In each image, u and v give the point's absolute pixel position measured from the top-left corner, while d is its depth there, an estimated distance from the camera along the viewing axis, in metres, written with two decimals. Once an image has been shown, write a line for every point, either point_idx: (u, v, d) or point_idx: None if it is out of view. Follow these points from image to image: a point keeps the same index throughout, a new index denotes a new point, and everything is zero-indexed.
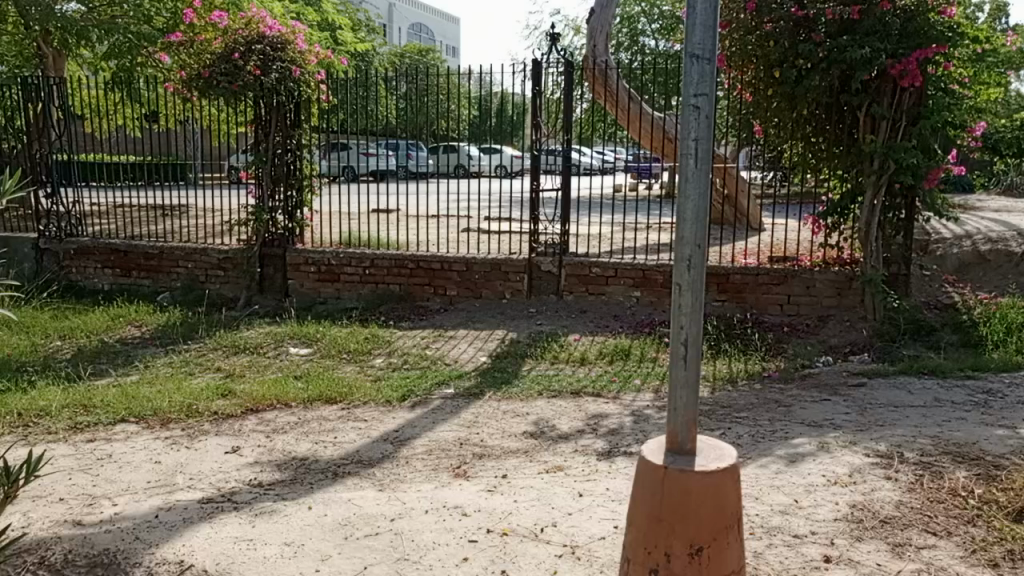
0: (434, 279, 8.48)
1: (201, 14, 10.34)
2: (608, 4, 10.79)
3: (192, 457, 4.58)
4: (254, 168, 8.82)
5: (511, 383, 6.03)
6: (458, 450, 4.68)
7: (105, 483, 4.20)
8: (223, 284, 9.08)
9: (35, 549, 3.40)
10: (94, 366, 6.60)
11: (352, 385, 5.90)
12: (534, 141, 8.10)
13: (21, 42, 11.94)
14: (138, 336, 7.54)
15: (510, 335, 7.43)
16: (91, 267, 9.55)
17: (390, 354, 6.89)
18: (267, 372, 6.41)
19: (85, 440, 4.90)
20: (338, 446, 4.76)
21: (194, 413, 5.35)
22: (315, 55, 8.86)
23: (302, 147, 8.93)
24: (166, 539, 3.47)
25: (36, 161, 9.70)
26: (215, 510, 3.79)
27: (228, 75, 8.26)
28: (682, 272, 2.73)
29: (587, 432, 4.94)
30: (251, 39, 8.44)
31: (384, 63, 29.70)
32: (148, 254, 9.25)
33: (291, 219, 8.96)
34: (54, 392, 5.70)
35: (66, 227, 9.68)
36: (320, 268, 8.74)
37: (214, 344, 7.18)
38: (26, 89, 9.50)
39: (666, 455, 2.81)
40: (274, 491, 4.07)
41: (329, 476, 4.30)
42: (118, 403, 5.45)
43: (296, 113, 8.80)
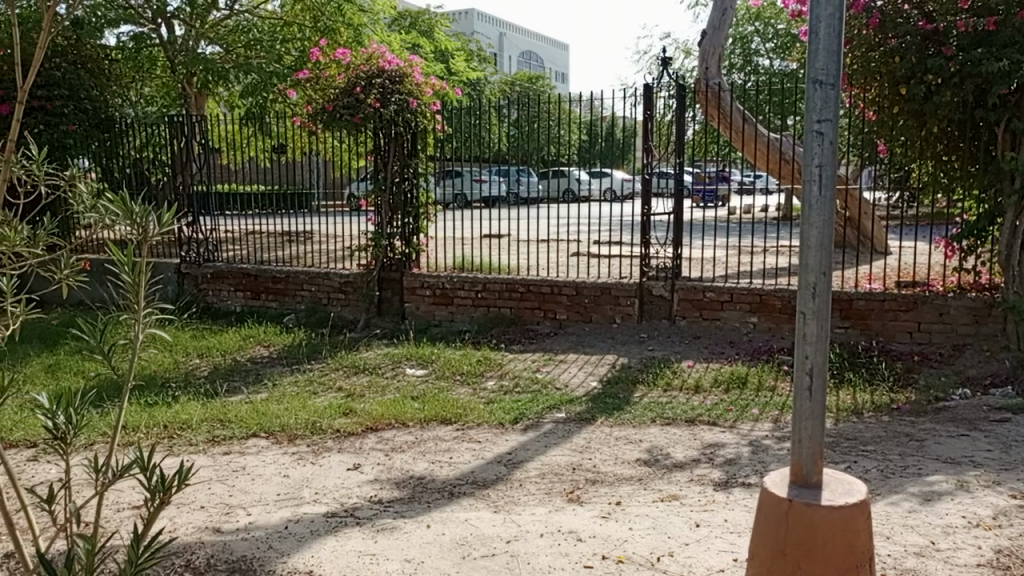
0: (544, 303, 8.58)
1: (327, 52, 11.04)
2: (721, 25, 10.53)
3: (317, 472, 4.82)
4: (373, 197, 9.23)
5: (623, 409, 5.99)
6: (571, 475, 4.69)
7: (240, 494, 4.48)
8: (344, 306, 9.51)
9: (182, 552, 3.64)
10: (228, 383, 7.05)
11: (467, 407, 6.04)
12: (646, 165, 8.05)
13: (168, 85, 13.03)
14: (266, 355, 8.00)
15: (621, 360, 7.39)
16: (225, 290, 10.24)
17: (502, 377, 7.00)
18: (385, 393, 6.65)
19: (222, 452, 5.25)
20: (454, 466, 4.88)
21: (318, 430, 5.63)
22: (431, 86, 9.28)
23: (419, 176, 9.27)
24: (296, 550, 3.65)
25: (179, 191, 10.41)
26: (340, 525, 3.96)
27: (351, 108, 8.75)
28: (806, 300, 2.67)
29: (703, 461, 4.84)
30: (371, 74, 8.96)
31: (494, 91, 30.40)
32: (276, 278, 9.83)
33: (408, 245, 9.29)
34: (195, 406, 6.12)
35: (204, 253, 10.44)
36: (435, 291, 9.01)
37: (336, 364, 7.52)
38: (172, 126, 10.29)
39: (791, 488, 2.73)
40: (393, 508, 4.21)
41: (445, 495, 4.41)
42: (250, 419, 5.80)
43: (413, 142, 9.14)
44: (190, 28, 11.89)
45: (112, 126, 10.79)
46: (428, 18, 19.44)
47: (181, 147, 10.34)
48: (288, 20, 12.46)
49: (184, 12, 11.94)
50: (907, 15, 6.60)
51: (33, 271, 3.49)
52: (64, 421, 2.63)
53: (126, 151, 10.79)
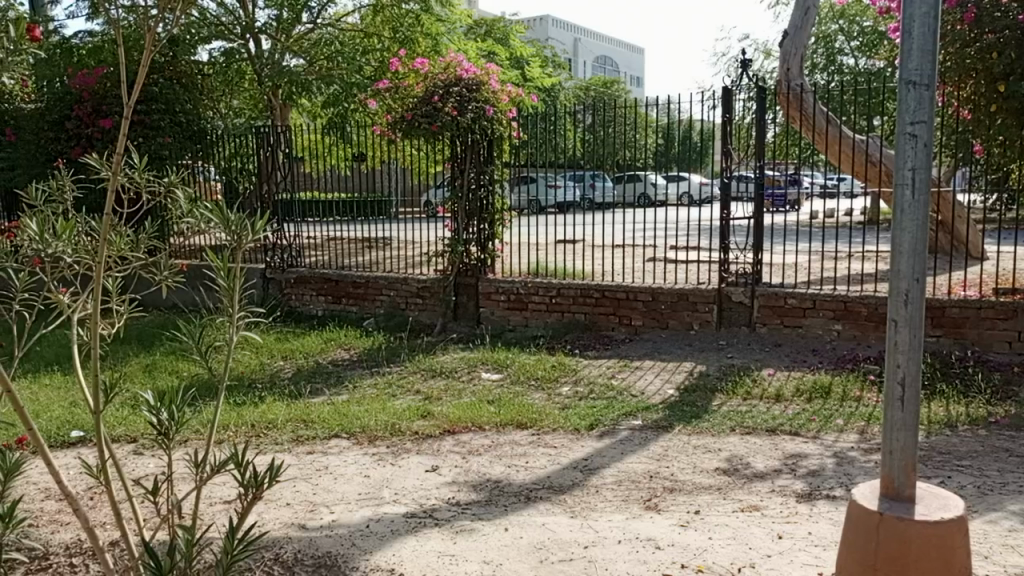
0: (619, 309, 8.52)
1: (406, 62, 11.28)
2: (804, 25, 10.26)
3: (396, 473, 4.93)
4: (450, 204, 9.38)
5: (701, 417, 5.90)
6: (648, 483, 4.65)
7: (324, 492, 4.62)
8: (421, 310, 9.68)
9: (272, 546, 3.78)
10: (311, 384, 7.28)
11: (542, 412, 6.06)
12: (724, 168, 7.91)
13: (255, 97, 13.55)
14: (347, 358, 8.23)
15: (698, 368, 7.27)
16: (307, 294, 10.59)
17: (576, 383, 6.98)
18: (462, 396, 6.74)
19: (305, 452, 5.43)
20: (530, 470, 4.91)
21: (397, 431, 5.75)
22: (507, 93, 9.37)
23: (494, 183, 9.36)
24: (378, 549, 3.74)
25: (265, 199, 10.82)
26: (419, 525, 4.04)
27: (429, 116, 8.93)
28: (898, 307, 2.59)
29: (785, 472, 4.72)
30: (449, 83, 9.11)
31: (569, 97, 30.44)
32: (356, 283, 10.10)
33: (484, 250, 9.39)
34: (280, 407, 6.35)
35: (288, 258, 10.86)
36: (510, 296, 9.08)
37: (414, 367, 7.67)
38: (259, 137, 10.73)
39: (882, 501, 2.64)
40: (471, 511, 4.27)
41: (521, 499, 4.45)
42: (333, 420, 5.98)
43: (489, 149, 9.24)
44: (276, 42, 12.34)
45: (205, 137, 11.35)
46: (503, 25, 19.61)
47: (267, 157, 10.77)
48: (368, 31, 12.80)
49: (272, 27, 12.48)
50: (1005, 9, 6.35)
51: (136, 273, 3.70)
52: (167, 418, 2.79)
53: (216, 160, 11.28)
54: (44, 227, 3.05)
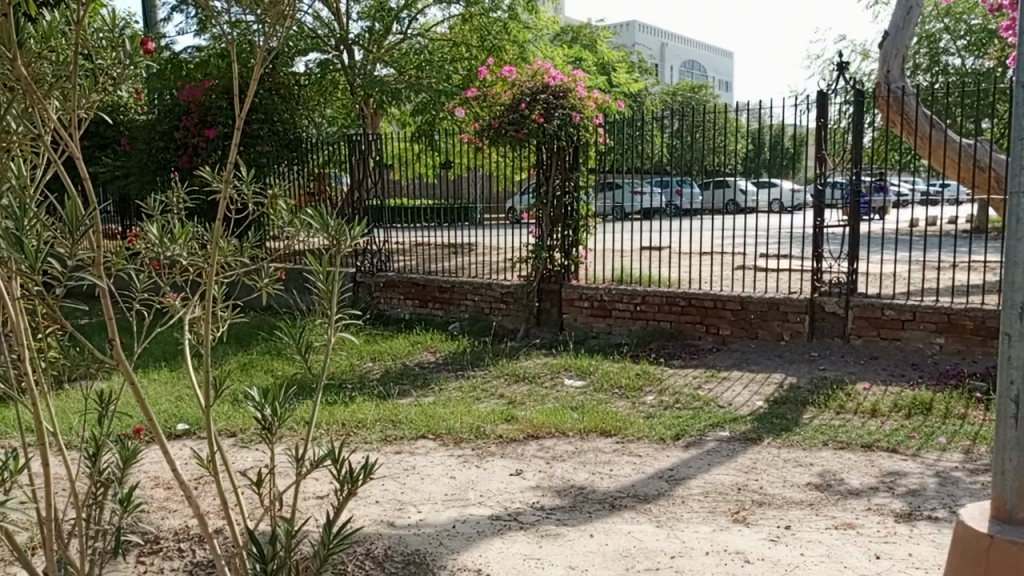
0: (706, 318, 8.39)
1: (494, 71, 11.42)
2: (906, 25, 9.84)
3: (481, 475, 5.00)
4: (535, 211, 9.45)
5: (791, 430, 5.74)
6: (736, 495, 4.55)
7: (412, 491, 4.73)
8: (505, 316, 9.77)
9: (364, 541, 3.90)
10: (399, 385, 7.47)
11: (626, 420, 6.02)
12: (818, 175, 7.67)
13: (348, 106, 13.99)
14: (433, 361, 8.39)
15: (789, 380, 7.07)
16: (395, 298, 10.86)
17: (661, 392, 6.90)
18: (546, 401, 6.77)
19: (393, 451, 5.57)
20: (614, 478, 4.89)
21: (482, 434, 5.84)
22: (594, 100, 9.37)
23: (579, 189, 9.35)
24: (465, 549, 3.81)
25: (355, 205, 11.13)
26: (504, 527, 4.09)
27: (516, 124, 9.03)
28: (1012, 320, 2.46)
29: (882, 490, 4.54)
30: (536, 90, 9.17)
31: (655, 101, 30.13)
32: (442, 288, 10.30)
33: (568, 256, 9.40)
34: (370, 407, 6.55)
35: (377, 263, 11.14)
36: (593, 303, 9.06)
37: (498, 371, 7.76)
38: (352, 145, 11.08)
39: (992, 524, 2.51)
40: (556, 515, 4.29)
41: (606, 507, 4.44)
42: (420, 421, 6.12)
43: (575, 156, 9.24)
44: (368, 53, 12.73)
45: (300, 145, 11.75)
46: (590, 31, 19.59)
47: (358, 165, 11.10)
48: (457, 40, 13.05)
49: (364, 38, 12.86)
50: None
51: (241, 279, 3.88)
52: (270, 413, 2.93)
53: (310, 168, 11.69)
54: (163, 232, 3.27)
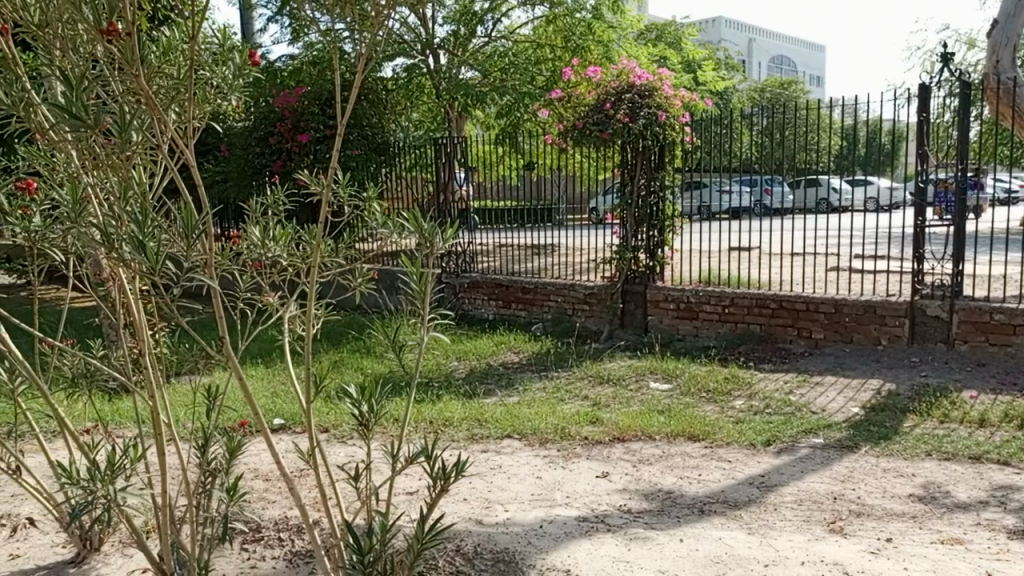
0: (798, 320, 8.13)
1: (578, 71, 11.41)
2: (1016, 13, 9.27)
3: (568, 477, 5.01)
4: (620, 211, 9.38)
5: (891, 438, 5.50)
6: (832, 504, 4.40)
7: (499, 490, 4.78)
8: (588, 317, 9.74)
9: (454, 537, 3.97)
10: (484, 385, 7.56)
11: (715, 425, 5.91)
12: (919, 171, 7.32)
13: (434, 110, 14.23)
14: (517, 361, 8.45)
15: (887, 386, 6.77)
16: (479, 299, 10.99)
17: (750, 397, 6.73)
18: (631, 404, 6.72)
19: (479, 450, 5.63)
20: (704, 483, 4.81)
21: (567, 435, 5.84)
22: (680, 99, 9.22)
23: (665, 189, 9.21)
24: (553, 549, 3.83)
25: (441, 206, 11.32)
26: (591, 529, 4.09)
27: (600, 124, 8.99)
28: None
29: (993, 504, 4.30)
30: (621, 90, 9.11)
31: (742, 98, 29.38)
32: (526, 288, 10.35)
33: (653, 258, 9.27)
34: (456, 405, 6.65)
35: (462, 264, 11.29)
36: (679, 305, 8.92)
37: (582, 373, 7.74)
38: (437, 148, 11.27)
39: None
40: (643, 519, 4.25)
41: (695, 512, 4.37)
42: (506, 421, 6.17)
43: (661, 155, 9.12)
44: (453, 57, 12.89)
45: (388, 149, 12.00)
46: (675, 29, 19.27)
47: (444, 167, 11.28)
48: (541, 42, 13.09)
49: (450, 42, 13.02)
50: None
51: (337, 279, 4.00)
52: (367, 410, 3.03)
53: (397, 171, 11.91)
54: (265, 234, 3.42)
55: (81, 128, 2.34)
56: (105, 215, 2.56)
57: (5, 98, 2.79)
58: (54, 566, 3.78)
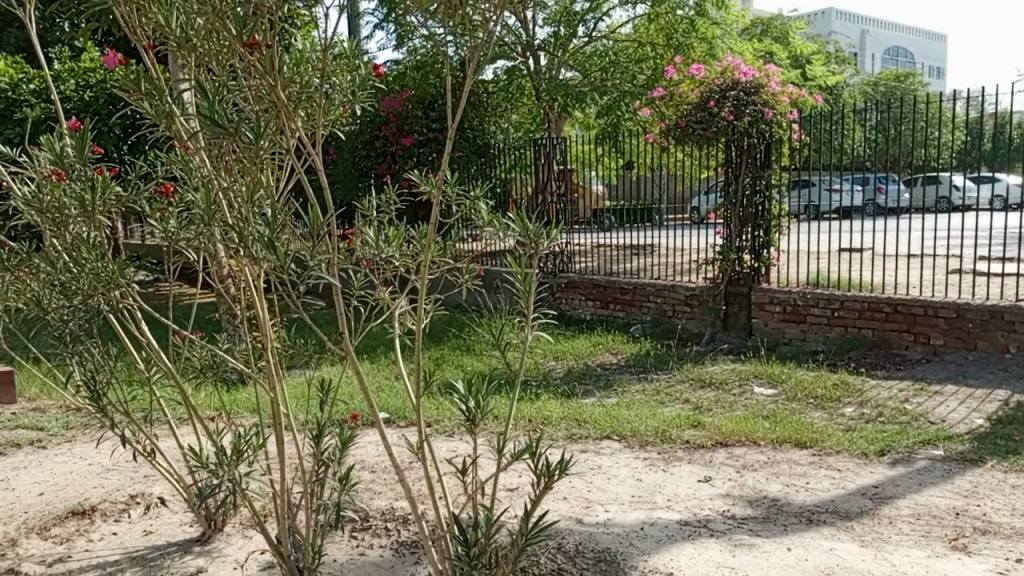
0: (915, 326, 7.74)
1: (681, 69, 11.20)
2: None
3: (669, 480, 4.95)
4: (724, 211, 9.17)
5: (1020, 453, 5.15)
6: (954, 521, 4.16)
7: (599, 491, 4.78)
8: (689, 319, 9.58)
9: (556, 535, 4.00)
10: (582, 385, 7.57)
11: (824, 432, 5.69)
12: None
13: (534, 111, 14.33)
14: (615, 362, 8.40)
15: (1015, 398, 6.34)
16: (577, 299, 10.97)
17: (862, 405, 6.44)
18: (734, 409, 6.56)
19: (579, 450, 5.64)
20: (812, 492, 4.65)
21: (668, 438, 5.77)
22: (788, 95, 8.92)
23: (772, 189, 8.94)
24: (655, 552, 3.80)
25: (540, 206, 11.37)
26: (694, 534, 4.03)
27: (704, 122, 8.81)
28: None
29: None
30: (725, 87, 8.92)
31: (853, 93, 28.10)
32: (624, 289, 10.27)
33: (758, 259, 9.01)
34: (555, 405, 6.68)
35: (559, 264, 11.28)
36: (786, 308, 8.63)
37: (683, 376, 7.61)
38: (538, 148, 11.33)
39: None
40: (748, 526, 4.16)
41: (803, 521, 4.23)
42: (605, 421, 6.16)
43: (767, 153, 8.85)
44: (553, 58, 12.86)
45: (488, 150, 11.97)
46: (782, 22, 18.65)
47: (544, 168, 11.33)
48: (643, 40, 12.96)
49: (550, 44, 12.96)
50: None
51: (443, 278, 4.10)
52: (474, 406, 3.10)
53: (496, 173, 11.85)
54: (378, 235, 3.57)
55: (221, 134, 2.55)
56: (237, 216, 2.75)
57: (148, 109, 3.03)
58: (182, 543, 4.06)
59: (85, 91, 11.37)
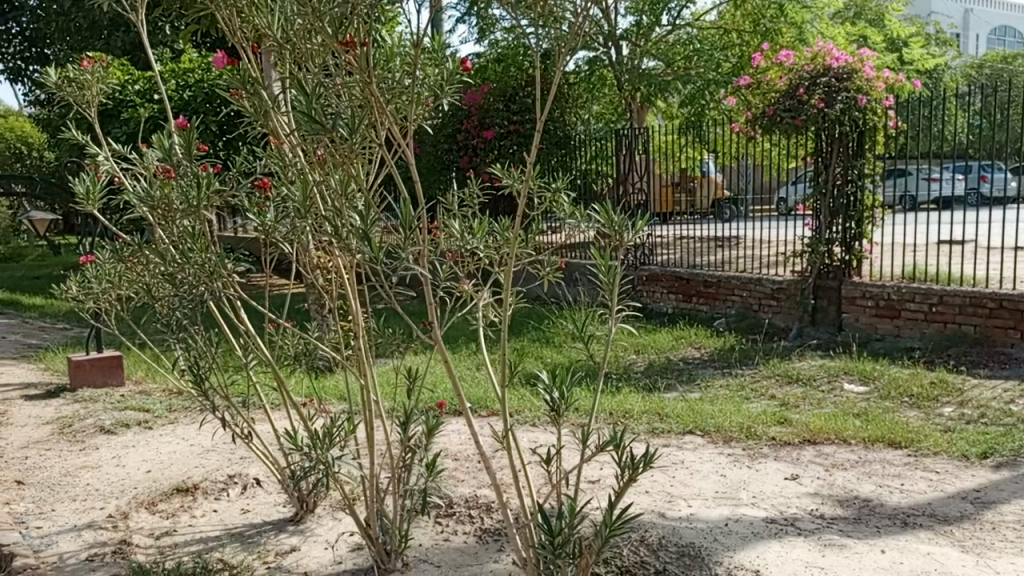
0: (1022, 323, 7.34)
1: (769, 56, 10.82)
2: None
3: (754, 477, 4.85)
4: (812, 202, 8.90)
5: None
6: None
7: (682, 485, 4.72)
8: (776, 313, 9.32)
9: (639, 528, 3.98)
10: (664, 379, 7.49)
11: (921, 432, 5.45)
12: None
13: (616, 103, 14.21)
14: (698, 357, 8.27)
15: None
16: (659, 292, 10.81)
17: (962, 405, 6.14)
18: (823, 406, 6.36)
19: (661, 444, 5.60)
20: (907, 494, 4.47)
21: (753, 435, 5.65)
22: (883, 80, 8.56)
23: (864, 178, 8.61)
24: (741, 548, 3.74)
25: (621, 197, 11.28)
26: (781, 532, 3.94)
27: (792, 111, 8.58)
28: None
29: None
30: (816, 74, 8.65)
31: (954, 76, 26.66)
32: (708, 282, 10.08)
33: (849, 251, 8.69)
34: (637, 399, 6.64)
35: (641, 257, 11.11)
36: (879, 302, 8.29)
37: (768, 371, 7.43)
38: (618, 139, 11.22)
39: None
40: (838, 526, 4.04)
41: (897, 523, 4.07)
42: (687, 416, 6.08)
43: (859, 142, 8.53)
44: (635, 47, 12.36)
45: (569, 142, 11.93)
46: (877, 4, 17.86)
47: (626, 159, 11.21)
48: (728, 27, 12.65)
49: (631, 32, 12.43)
50: None
51: (525, 270, 4.10)
52: (558, 397, 3.12)
53: (576, 165, 11.80)
54: (463, 227, 3.64)
55: (318, 130, 2.70)
56: (331, 207, 2.87)
57: (248, 106, 3.19)
58: (277, 522, 4.25)
59: (185, 91, 11.94)
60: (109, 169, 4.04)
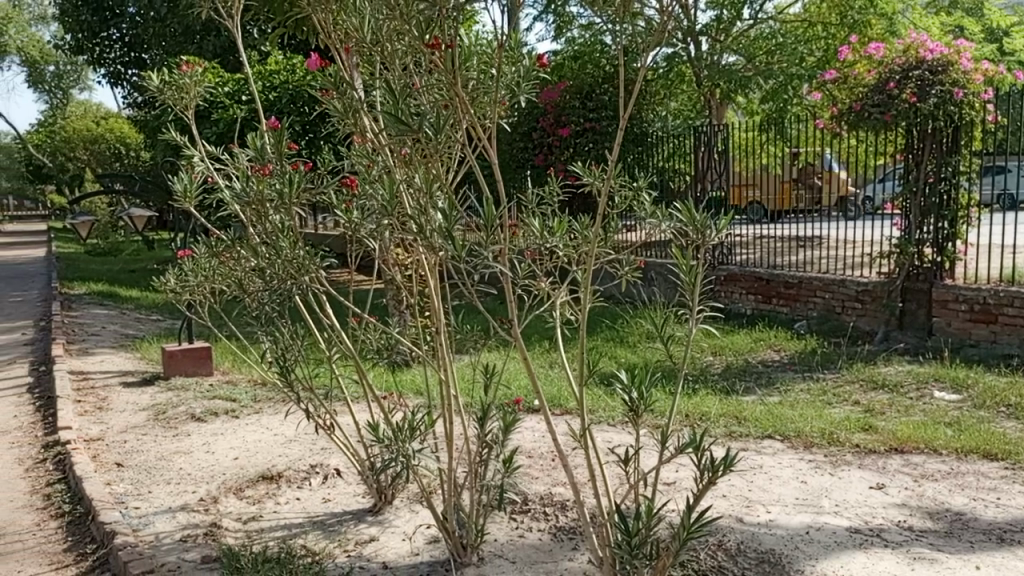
0: None
1: (857, 48, 10.31)
2: None
3: (837, 484, 4.70)
4: (902, 200, 8.55)
5: None
6: None
7: (761, 491, 4.61)
8: (861, 316, 9.00)
9: (716, 532, 3.92)
10: (742, 382, 7.33)
11: (1019, 444, 5.17)
12: None
13: (695, 99, 13.93)
14: (778, 360, 8.06)
15: None
16: (737, 293, 10.58)
17: None
18: (911, 414, 6.11)
19: (739, 447, 5.49)
20: (1004, 508, 4.25)
21: (835, 441, 5.47)
22: (982, 73, 8.10)
23: (959, 175, 8.18)
24: (824, 557, 3.64)
25: (699, 195, 11.10)
26: (866, 542, 3.81)
27: (881, 106, 8.25)
28: None
29: None
30: (907, 67, 8.27)
31: None
32: (789, 284, 9.82)
33: (941, 252, 8.29)
34: (713, 401, 6.52)
35: (719, 256, 10.90)
36: (973, 306, 7.91)
37: (852, 376, 7.18)
38: (696, 136, 11.04)
39: None
40: (927, 539, 3.88)
41: (993, 539, 3.88)
42: (767, 420, 5.93)
43: (954, 138, 8.14)
44: (714, 42, 12.18)
45: (646, 139, 11.73)
46: None
47: (705, 156, 11.02)
48: (814, 20, 12.23)
49: (712, 28, 12.25)
50: None
51: (603, 269, 4.08)
52: (637, 396, 3.10)
53: (654, 162, 11.66)
54: (543, 226, 3.66)
55: (404, 130, 2.73)
56: (415, 206, 2.91)
57: (337, 106, 3.28)
58: (357, 512, 4.36)
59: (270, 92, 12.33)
60: (203, 169, 4.22)
